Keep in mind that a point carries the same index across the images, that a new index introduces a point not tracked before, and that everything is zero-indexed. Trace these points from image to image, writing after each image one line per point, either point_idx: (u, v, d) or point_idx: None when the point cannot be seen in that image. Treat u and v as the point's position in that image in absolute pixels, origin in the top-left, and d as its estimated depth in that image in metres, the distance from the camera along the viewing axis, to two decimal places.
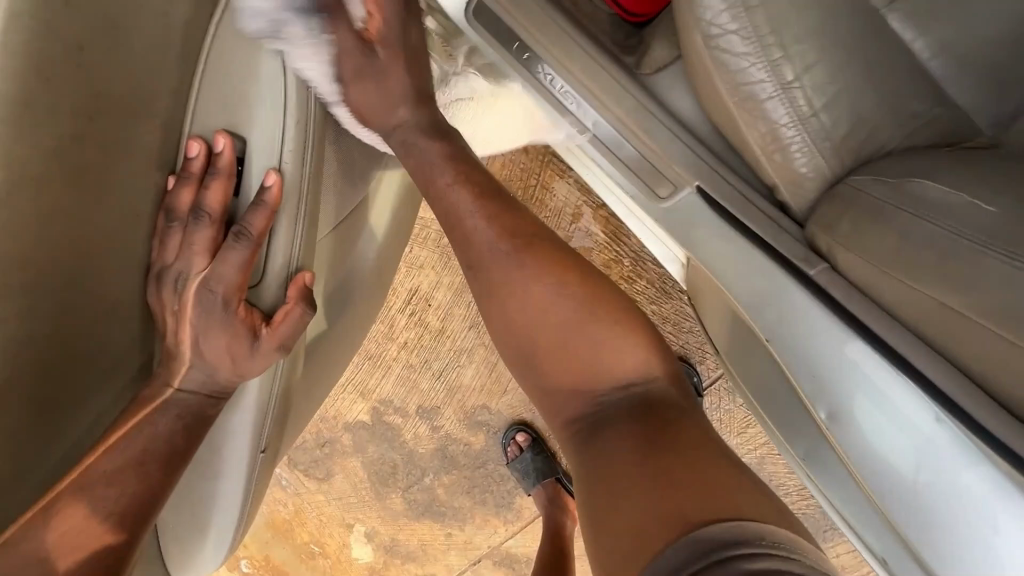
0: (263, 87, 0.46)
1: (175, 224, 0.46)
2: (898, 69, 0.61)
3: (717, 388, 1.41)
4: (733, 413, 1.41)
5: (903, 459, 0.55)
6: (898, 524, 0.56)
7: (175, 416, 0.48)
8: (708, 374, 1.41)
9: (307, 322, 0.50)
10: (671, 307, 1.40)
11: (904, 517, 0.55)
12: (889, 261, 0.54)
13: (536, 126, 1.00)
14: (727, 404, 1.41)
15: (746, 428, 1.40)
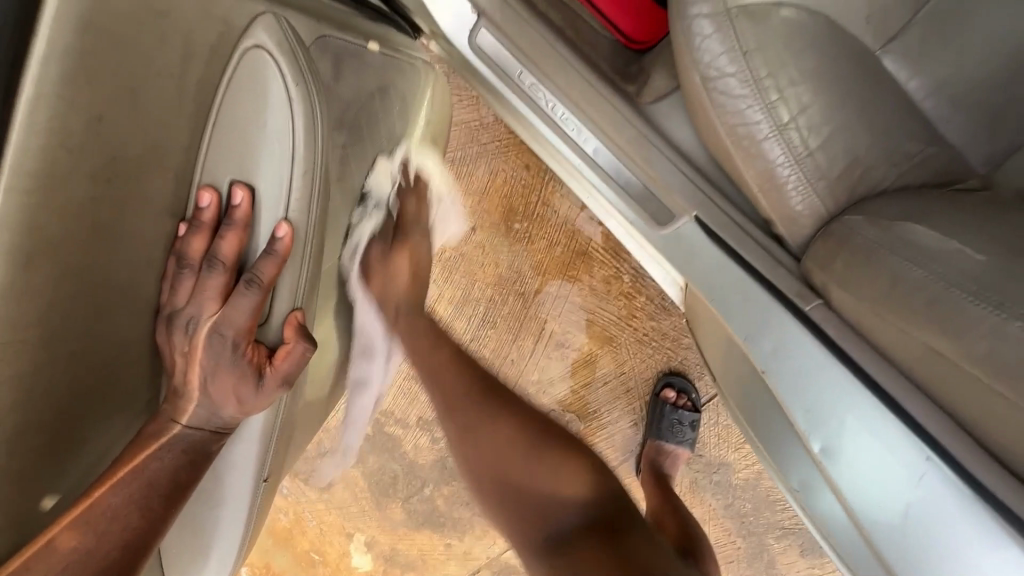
0: (275, 139, 0.47)
1: (187, 270, 0.47)
2: (891, 110, 0.63)
3: (715, 403, 1.43)
4: (731, 428, 1.42)
5: (892, 494, 0.57)
6: (886, 558, 0.57)
7: (181, 452, 0.48)
8: (706, 389, 1.43)
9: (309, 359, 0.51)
10: (670, 323, 1.41)
11: (892, 552, 0.56)
12: (882, 303, 0.55)
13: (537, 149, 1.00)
14: (725, 420, 1.42)
15: (744, 443, 1.42)
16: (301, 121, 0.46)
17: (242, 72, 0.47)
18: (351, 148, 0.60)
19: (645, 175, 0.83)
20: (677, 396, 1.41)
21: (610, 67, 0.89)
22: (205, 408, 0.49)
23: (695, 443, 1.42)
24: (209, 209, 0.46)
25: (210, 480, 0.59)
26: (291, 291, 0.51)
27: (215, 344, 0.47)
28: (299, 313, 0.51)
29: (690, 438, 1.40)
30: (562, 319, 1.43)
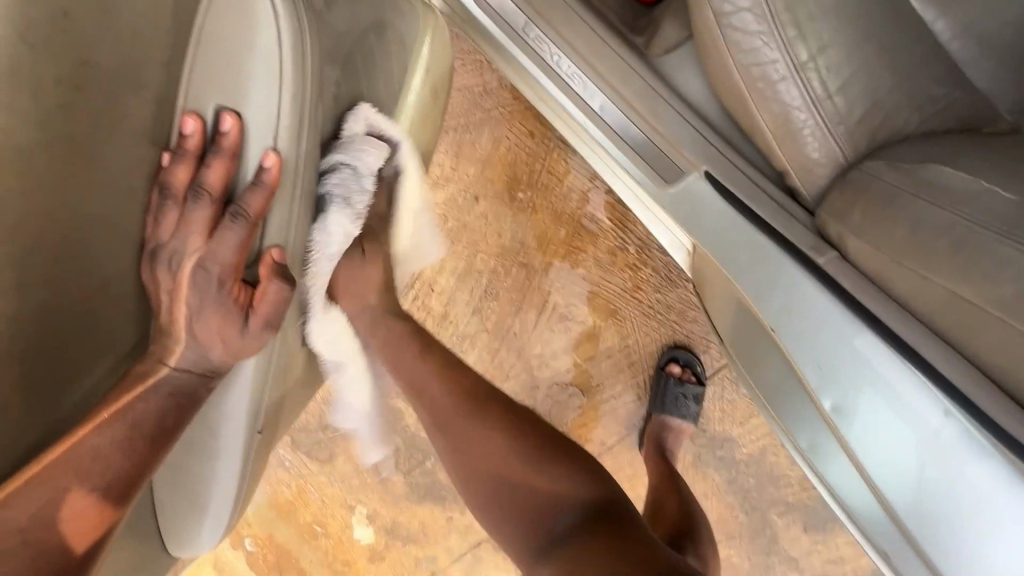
0: (261, 62, 0.44)
1: (172, 202, 0.45)
2: (916, 51, 0.59)
3: (720, 377, 1.41)
4: (736, 403, 1.40)
5: (907, 452, 0.55)
6: (900, 517, 0.55)
7: (167, 394, 0.46)
8: (711, 363, 1.41)
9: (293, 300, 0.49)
10: (677, 295, 1.39)
11: (907, 511, 0.55)
12: (904, 250, 0.52)
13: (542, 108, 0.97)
14: (730, 394, 1.40)
15: (749, 418, 1.40)
16: (289, 43, 0.44)
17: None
18: (345, 86, 0.57)
19: (653, 130, 0.79)
20: (681, 370, 1.39)
21: (617, 19, 0.86)
22: (194, 348, 0.47)
23: (699, 417, 1.40)
24: (193, 136, 0.44)
25: (202, 431, 0.57)
26: (282, 228, 0.48)
27: (204, 280, 0.45)
28: (278, 251, 0.48)
29: (694, 412, 1.38)
30: (565, 292, 1.41)
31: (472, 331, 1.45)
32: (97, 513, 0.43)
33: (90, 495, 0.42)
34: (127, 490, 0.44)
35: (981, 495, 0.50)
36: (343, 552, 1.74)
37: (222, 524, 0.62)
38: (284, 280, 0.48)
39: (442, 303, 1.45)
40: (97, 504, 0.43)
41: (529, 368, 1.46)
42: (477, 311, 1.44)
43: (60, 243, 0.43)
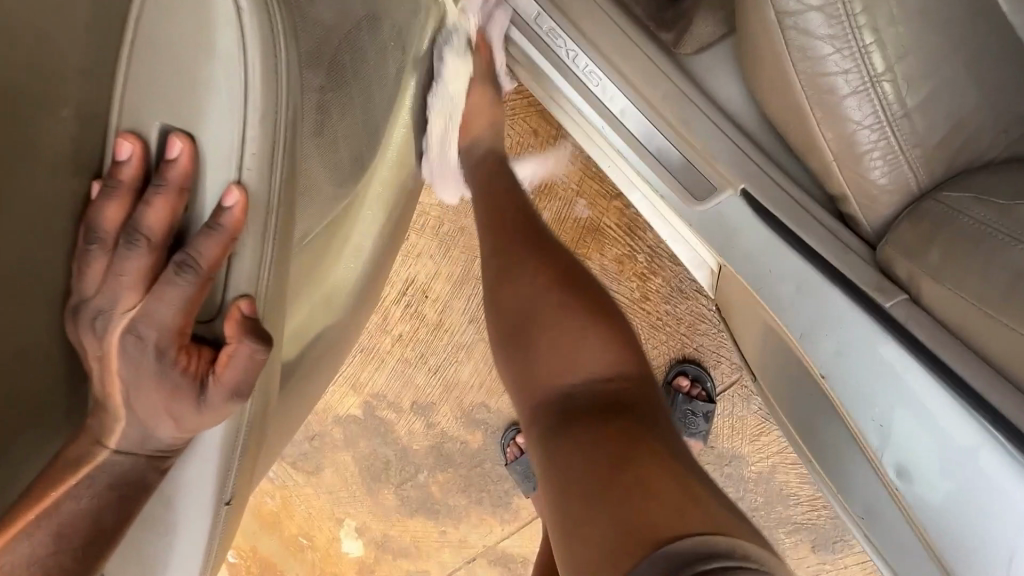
0: (219, 72, 0.34)
1: (98, 248, 0.35)
2: (1005, 62, 0.50)
3: (731, 392, 1.33)
4: (746, 420, 1.33)
5: (991, 533, 0.47)
6: None
7: (105, 487, 0.37)
8: (722, 379, 1.33)
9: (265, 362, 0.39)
10: (687, 307, 1.31)
11: None
12: (997, 302, 0.44)
13: (553, 110, 0.87)
14: (741, 410, 1.33)
15: (759, 435, 1.33)
16: (256, 46, 0.33)
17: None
18: (330, 92, 0.47)
19: (682, 140, 0.70)
20: (690, 385, 1.31)
21: (642, 11, 0.76)
22: (137, 426, 0.37)
23: (707, 434, 1.33)
24: (130, 164, 0.35)
25: (158, 504, 0.48)
26: (250, 276, 0.39)
27: (142, 344, 0.36)
28: (247, 302, 0.38)
29: (702, 429, 1.31)
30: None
31: (468, 340, 1.44)
32: None
33: None
34: None
35: None
36: (330, 566, 1.66)
37: None
38: (256, 337, 0.38)
39: (436, 310, 1.43)
40: None
41: None
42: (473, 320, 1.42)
43: None
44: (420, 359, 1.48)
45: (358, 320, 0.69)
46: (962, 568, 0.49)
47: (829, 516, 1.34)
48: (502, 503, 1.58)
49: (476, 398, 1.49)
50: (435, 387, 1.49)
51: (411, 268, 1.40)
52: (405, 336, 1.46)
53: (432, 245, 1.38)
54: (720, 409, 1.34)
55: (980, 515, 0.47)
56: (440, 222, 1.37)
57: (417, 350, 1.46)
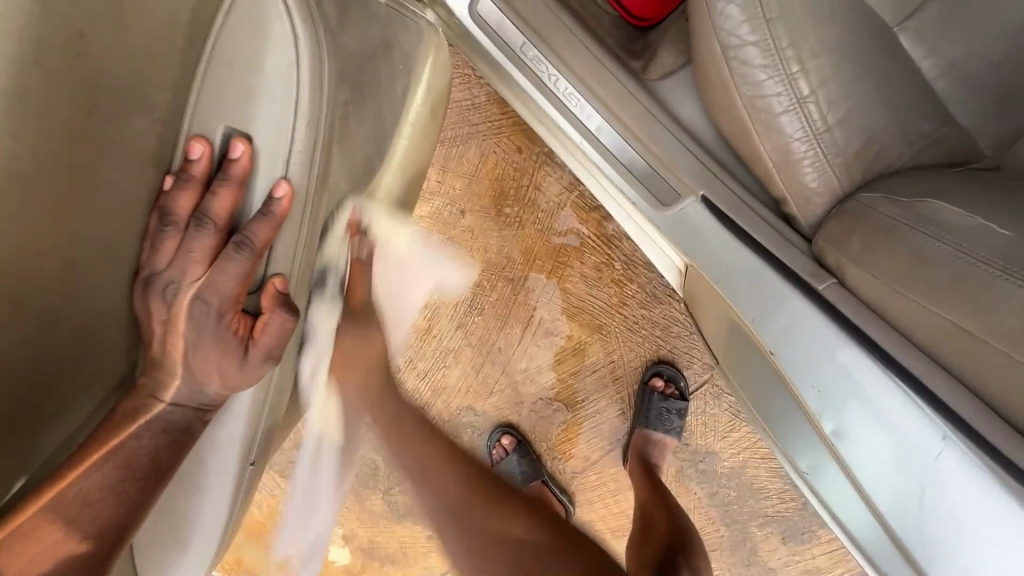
0: (275, 86, 0.42)
1: (171, 229, 0.42)
2: (907, 88, 0.62)
3: (703, 391, 1.43)
4: (718, 417, 1.42)
5: (907, 477, 0.56)
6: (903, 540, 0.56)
7: (161, 431, 0.43)
8: (694, 378, 1.42)
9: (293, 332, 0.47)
10: (661, 311, 1.40)
11: (908, 532, 0.56)
12: (903, 280, 0.54)
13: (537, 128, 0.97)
14: (713, 408, 1.43)
15: (730, 431, 1.42)
16: (305, 65, 0.42)
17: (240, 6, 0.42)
18: (351, 106, 0.55)
19: (649, 153, 0.80)
20: (665, 385, 1.40)
21: (614, 42, 0.87)
22: (188, 382, 0.44)
23: (682, 431, 1.42)
24: (200, 161, 0.42)
25: (189, 463, 0.54)
26: (287, 256, 0.46)
27: (207, 308, 0.43)
28: (281, 280, 0.46)
29: (676, 426, 1.39)
30: (551, 307, 1.41)
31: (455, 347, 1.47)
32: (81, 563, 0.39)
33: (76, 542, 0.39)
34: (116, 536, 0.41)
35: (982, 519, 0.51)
36: None
37: (208, 561, 0.57)
38: (288, 309, 0.46)
39: (425, 317, 1.49)
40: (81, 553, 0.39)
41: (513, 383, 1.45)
42: (460, 326, 1.44)
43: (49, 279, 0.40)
44: (409, 364, 1.53)
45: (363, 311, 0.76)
46: (888, 510, 0.57)
47: (797, 508, 1.43)
48: None
49: (462, 402, 1.49)
50: (424, 392, 1.54)
51: (401, 276, 1.46)
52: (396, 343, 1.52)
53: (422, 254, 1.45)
54: (693, 407, 1.43)
55: (900, 464, 0.56)
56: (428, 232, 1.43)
57: (406, 356, 1.52)
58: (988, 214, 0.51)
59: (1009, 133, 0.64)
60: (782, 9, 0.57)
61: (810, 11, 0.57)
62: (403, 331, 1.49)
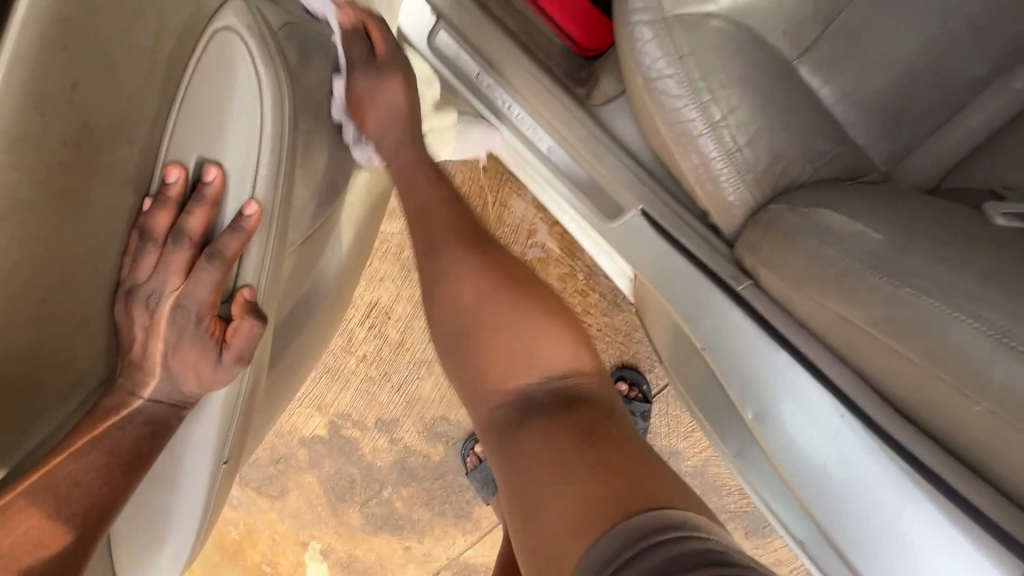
0: (242, 119, 0.48)
1: (150, 245, 0.48)
2: (806, 113, 0.71)
3: (665, 394, 1.50)
4: (680, 418, 1.50)
5: (816, 452, 0.62)
6: (815, 511, 0.61)
7: (142, 423, 0.49)
8: (657, 381, 1.50)
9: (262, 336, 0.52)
10: (623, 318, 1.48)
11: (818, 503, 0.61)
12: (801, 279, 0.62)
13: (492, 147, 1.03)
14: (675, 409, 1.50)
15: (692, 431, 1.49)
16: (268, 103, 0.48)
17: (210, 51, 0.48)
18: (313, 134, 0.62)
19: (594, 172, 0.88)
20: (629, 389, 1.47)
21: (561, 71, 0.95)
22: (168, 381, 0.50)
23: (646, 433, 1.49)
24: (176, 184, 0.48)
25: (166, 463, 0.58)
26: (255, 269, 0.52)
27: (187, 314, 0.49)
28: (249, 290, 0.51)
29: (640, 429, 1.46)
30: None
31: (427, 358, 1.57)
32: (68, 537, 0.45)
33: (66, 518, 0.45)
34: (103, 514, 0.47)
35: (879, 486, 0.57)
36: None
37: (180, 559, 0.61)
38: (256, 316, 0.51)
39: (399, 330, 1.56)
40: (70, 528, 0.46)
41: None
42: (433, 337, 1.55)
43: (41, 293, 0.45)
44: (383, 377, 1.59)
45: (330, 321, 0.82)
46: (801, 484, 0.62)
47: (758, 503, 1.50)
48: (463, 514, 1.66)
49: (437, 411, 1.60)
50: (398, 404, 1.60)
51: (375, 291, 1.53)
52: (369, 356, 1.57)
53: (394, 270, 1.52)
54: (657, 409, 1.50)
55: (815, 443, 0.62)
56: (400, 249, 1.51)
57: (380, 368, 1.58)
58: (866, 221, 0.59)
59: (898, 149, 0.73)
60: (692, 47, 0.65)
61: (716, 49, 0.66)
62: (378, 345, 1.56)
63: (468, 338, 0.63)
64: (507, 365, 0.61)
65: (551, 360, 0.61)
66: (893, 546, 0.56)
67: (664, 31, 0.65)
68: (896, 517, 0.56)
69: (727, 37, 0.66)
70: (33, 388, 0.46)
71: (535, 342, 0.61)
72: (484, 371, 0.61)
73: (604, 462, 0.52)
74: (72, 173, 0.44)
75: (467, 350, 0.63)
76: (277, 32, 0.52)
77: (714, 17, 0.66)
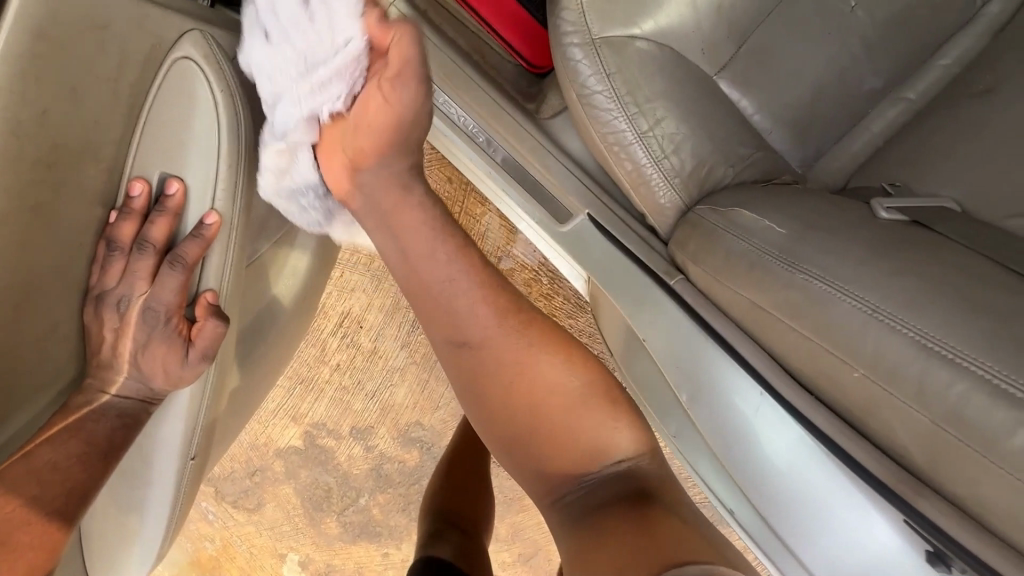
0: (201, 137, 0.53)
1: (118, 253, 0.52)
2: (727, 122, 0.78)
3: None
4: None
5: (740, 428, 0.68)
6: (743, 482, 0.67)
7: (115, 416, 0.54)
8: None
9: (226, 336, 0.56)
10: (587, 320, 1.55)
11: (743, 474, 0.67)
12: (720, 271, 0.68)
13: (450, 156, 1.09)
14: None
15: None
16: (225, 123, 0.53)
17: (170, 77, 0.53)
18: (273, 151, 0.66)
19: (543, 180, 0.95)
20: None
21: (512, 87, 1.01)
22: (136, 378, 0.54)
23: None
24: (140, 198, 0.53)
25: (138, 461, 0.62)
26: (217, 274, 0.56)
27: (157, 315, 0.53)
28: (213, 294, 0.56)
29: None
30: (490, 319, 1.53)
31: (400, 364, 1.59)
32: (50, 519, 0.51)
33: (47, 502, 0.50)
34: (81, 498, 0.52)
35: (794, 455, 0.63)
36: None
37: (151, 557, 0.64)
38: (219, 317, 0.55)
39: (371, 338, 1.59)
40: (51, 511, 0.51)
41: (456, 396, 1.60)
42: (404, 344, 1.58)
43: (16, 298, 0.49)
44: (356, 386, 1.62)
45: (296, 327, 0.86)
46: (730, 458, 0.68)
47: None
48: None
49: (410, 417, 1.62)
50: (372, 411, 1.62)
51: (346, 301, 1.57)
52: (342, 365, 1.60)
53: (365, 280, 1.56)
54: None
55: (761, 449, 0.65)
56: (370, 258, 1.55)
57: (354, 377, 1.61)
58: (773, 217, 0.66)
59: (810, 153, 0.82)
60: (618, 66, 0.72)
61: (641, 68, 0.73)
62: (351, 354, 1.60)
63: (526, 434, 0.66)
64: (558, 439, 0.64)
65: (618, 443, 0.63)
66: (810, 508, 0.63)
67: (593, 53, 0.72)
68: (811, 482, 0.62)
69: (650, 57, 0.74)
70: (5, 388, 0.50)
71: (590, 423, 0.64)
72: (535, 443, 0.65)
73: (645, 522, 0.54)
74: (43, 189, 0.48)
75: (528, 451, 0.66)
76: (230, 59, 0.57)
77: (638, 39, 0.73)
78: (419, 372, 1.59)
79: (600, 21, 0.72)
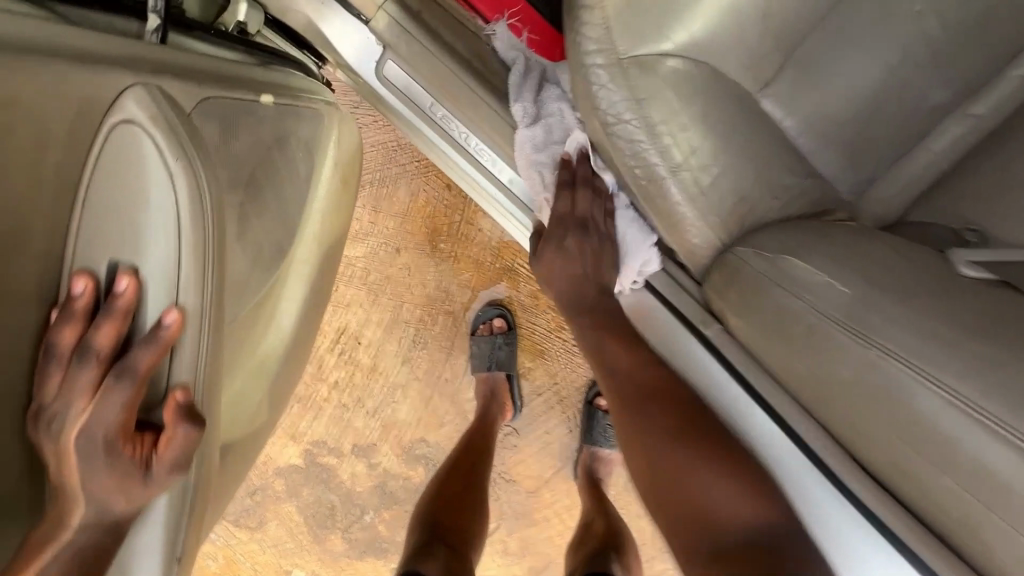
0: (155, 216, 0.43)
1: (55, 365, 0.42)
2: (771, 147, 0.68)
3: None
4: None
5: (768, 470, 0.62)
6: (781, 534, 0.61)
7: (67, 565, 0.43)
8: None
9: (199, 441, 0.47)
10: None
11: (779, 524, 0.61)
12: (770, 329, 0.60)
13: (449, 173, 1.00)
14: None
15: None
16: (184, 197, 0.43)
17: (113, 140, 0.43)
18: (252, 205, 0.56)
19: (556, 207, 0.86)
20: None
21: None
22: (93, 505, 0.45)
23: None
24: (82, 296, 0.42)
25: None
26: (189, 367, 0.47)
27: (91, 443, 0.43)
28: (183, 392, 0.46)
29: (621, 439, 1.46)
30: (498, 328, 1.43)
31: (402, 381, 1.52)
32: None
33: None
34: None
35: (824, 505, 0.56)
36: None
37: None
38: (191, 422, 0.46)
39: (370, 355, 1.51)
40: None
41: (463, 412, 1.53)
42: (406, 360, 1.50)
43: None
44: (357, 403, 1.55)
45: (288, 382, 0.78)
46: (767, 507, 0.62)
47: None
48: None
49: (414, 434, 1.55)
50: (374, 429, 1.56)
51: (343, 316, 1.49)
52: (341, 383, 1.54)
53: (361, 294, 1.47)
54: None
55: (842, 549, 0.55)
56: (366, 271, 1.46)
57: (354, 394, 1.54)
58: (833, 271, 0.57)
59: (862, 178, 0.72)
60: (649, 90, 0.62)
61: (675, 91, 0.63)
62: (349, 370, 1.53)
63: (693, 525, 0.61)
64: (672, 495, 0.63)
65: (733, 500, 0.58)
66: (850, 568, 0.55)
67: (620, 75, 0.62)
68: (847, 538, 0.55)
69: (686, 77, 0.63)
70: None
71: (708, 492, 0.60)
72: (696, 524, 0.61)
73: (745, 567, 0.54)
74: None
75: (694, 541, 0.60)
76: (189, 111, 0.46)
77: (672, 56, 0.63)
78: (422, 388, 1.52)
79: (627, 37, 0.61)
